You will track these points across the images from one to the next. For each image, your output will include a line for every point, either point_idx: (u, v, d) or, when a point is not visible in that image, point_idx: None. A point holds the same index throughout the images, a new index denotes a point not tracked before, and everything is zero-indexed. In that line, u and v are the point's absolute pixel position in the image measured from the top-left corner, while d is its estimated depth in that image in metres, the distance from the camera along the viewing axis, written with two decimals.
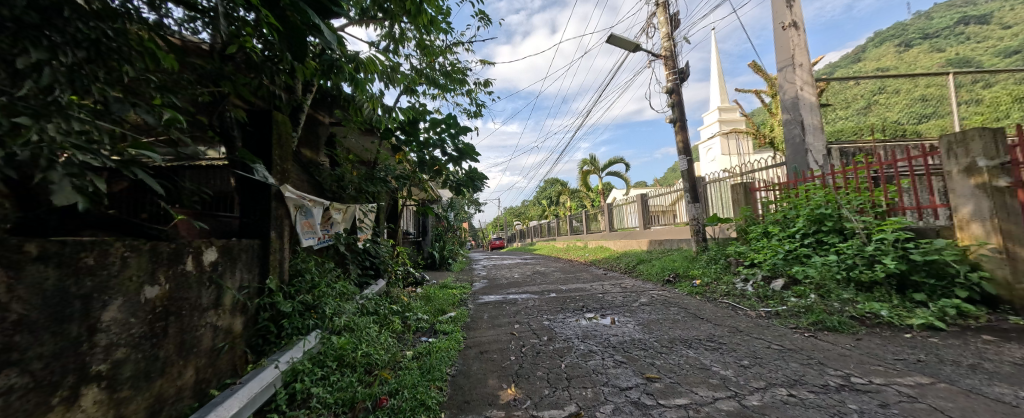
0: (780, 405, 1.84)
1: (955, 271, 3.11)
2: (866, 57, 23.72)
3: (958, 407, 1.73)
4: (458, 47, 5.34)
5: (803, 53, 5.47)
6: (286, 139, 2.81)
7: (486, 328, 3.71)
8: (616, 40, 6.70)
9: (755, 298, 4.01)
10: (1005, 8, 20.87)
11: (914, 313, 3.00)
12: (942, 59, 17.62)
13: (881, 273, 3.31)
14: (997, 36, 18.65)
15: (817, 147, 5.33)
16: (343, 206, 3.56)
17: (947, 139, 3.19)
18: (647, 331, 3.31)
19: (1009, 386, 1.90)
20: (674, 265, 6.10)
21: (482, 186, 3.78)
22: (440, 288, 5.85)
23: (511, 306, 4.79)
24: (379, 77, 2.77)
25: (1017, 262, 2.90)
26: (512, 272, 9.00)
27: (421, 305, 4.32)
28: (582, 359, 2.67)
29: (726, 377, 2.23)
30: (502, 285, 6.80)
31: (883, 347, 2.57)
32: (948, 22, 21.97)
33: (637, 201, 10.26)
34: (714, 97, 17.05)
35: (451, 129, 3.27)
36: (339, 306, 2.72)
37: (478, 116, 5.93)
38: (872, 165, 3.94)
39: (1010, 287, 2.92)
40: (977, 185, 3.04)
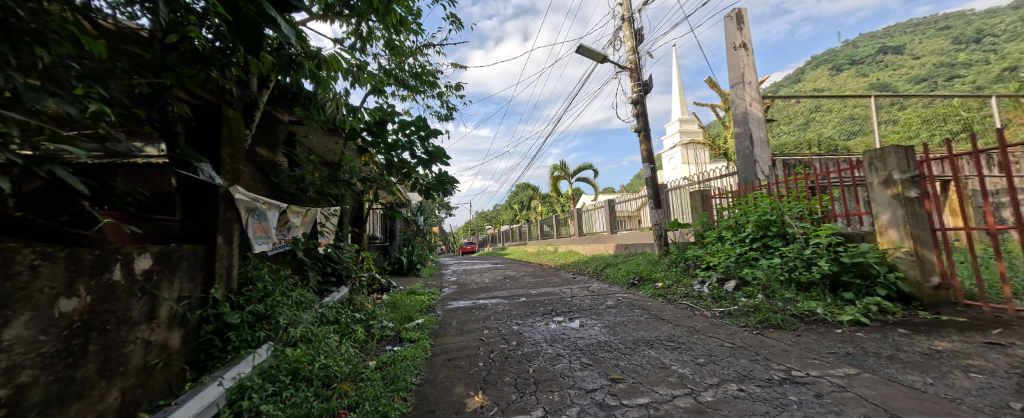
0: (730, 400, 1.96)
1: (877, 272, 3.48)
2: (805, 78, 26.19)
3: (879, 394, 1.93)
4: (429, 49, 5.28)
5: (752, 72, 5.94)
6: (238, 137, 2.62)
7: (455, 334, 3.65)
8: (585, 50, 6.93)
9: (710, 299, 4.26)
10: (916, 42, 23.97)
11: (844, 310, 3.32)
12: (867, 83, 19.85)
13: (816, 275, 3.65)
14: (910, 65, 21.34)
15: (764, 159, 5.79)
16: (302, 209, 3.37)
17: (868, 155, 3.59)
18: (612, 333, 3.41)
19: (920, 374, 2.15)
20: (638, 269, 6.34)
21: (452, 190, 3.73)
22: (407, 294, 5.70)
23: (480, 311, 4.75)
24: (344, 76, 2.67)
25: (924, 263, 3.30)
26: (482, 277, 8.96)
27: (386, 312, 4.18)
28: (549, 362, 2.70)
29: (684, 375, 2.34)
30: (472, 290, 6.74)
31: (818, 342, 2.82)
32: (871, 51, 24.85)
33: (605, 206, 10.57)
34: (675, 109, 18.02)
35: (420, 132, 3.21)
36: (296, 316, 2.56)
37: (449, 119, 5.86)
38: (809, 176, 4.35)
39: (920, 285, 3.31)
40: (893, 195, 3.43)
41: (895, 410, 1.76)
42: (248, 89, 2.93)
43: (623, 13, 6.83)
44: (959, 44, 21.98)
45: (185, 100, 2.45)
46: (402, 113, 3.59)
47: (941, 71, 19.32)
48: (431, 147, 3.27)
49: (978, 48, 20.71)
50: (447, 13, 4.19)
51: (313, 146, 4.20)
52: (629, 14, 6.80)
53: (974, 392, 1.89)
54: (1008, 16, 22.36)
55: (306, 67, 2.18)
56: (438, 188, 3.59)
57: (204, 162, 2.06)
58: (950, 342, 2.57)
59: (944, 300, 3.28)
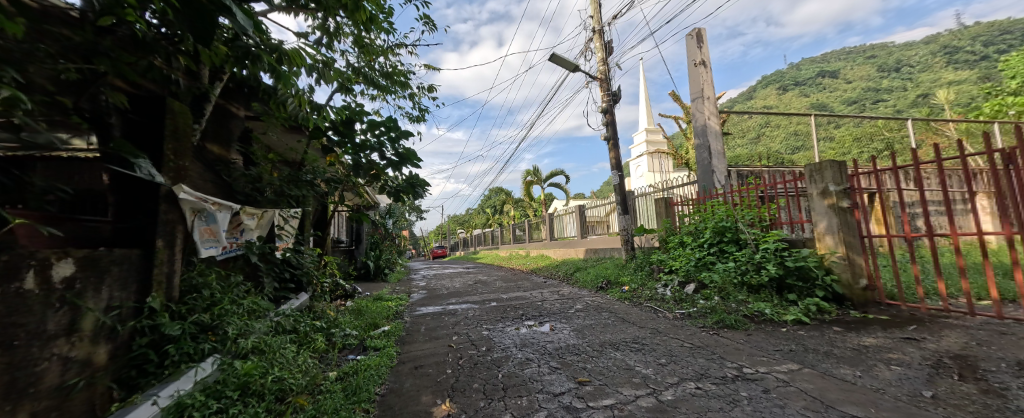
0: (689, 398, 2.05)
1: (816, 275, 3.82)
2: (757, 96, 28.37)
3: (816, 387, 2.11)
4: (400, 49, 5.17)
5: (711, 88, 6.33)
6: (185, 132, 2.42)
7: (424, 341, 3.56)
8: (557, 59, 7.09)
9: (672, 301, 4.46)
10: (849, 68, 26.79)
11: (788, 310, 3.60)
12: (809, 103, 21.84)
13: (765, 278, 3.93)
14: (844, 89, 23.78)
15: (720, 169, 6.17)
16: (257, 211, 3.15)
17: (808, 169, 3.92)
18: (581, 336, 3.48)
19: (851, 367, 2.36)
20: (606, 273, 6.52)
21: (422, 193, 3.62)
22: (373, 300, 5.49)
23: (450, 317, 4.67)
24: (309, 72, 2.54)
25: (854, 267, 3.65)
26: (453, 281, 8.82)
27: (350, 319, 4.00)
28: (519, 367, 2.69)
29: (647, 376, 2.42)
30: (442, 295, 6.61)
31: (767, 340, 3.03)
32: (812, 74, 27.42)
33: (575, 212, 10.79)
34: (641, 119, 18.81)
35: (391, 133, 3.11)
36: (247, 326, 2.38)
37: (421, 121, 5.74)
38: (759, 186, 4.69)
39: (851, 287, 3.66)
40: (830, 205, 3.78)
41: (831, 401, 1.92)
42: (199, 81, 2.72)
43: (594, 25, 7.07)
44: (883, 72, 24.82)
45: (121, 89, 2.23)
46: (371, 114, 3.47)
47: (869, 95, 21.72)
48: (400, 148, 3.17)
49: (898, 77, 23.49)
50: (420, 14, 4.13)
51: (271, 143, 3.95)
52: (600, 27, 7.05)
53: (894, 382, 2.11)
54: (920, 50, 25.63)
55: (264, 60, 2.05)
56: (407, 192, 3.47)
57: (143, 157, 1.88)
58: (875, 338, 2.85)
59: (871, 300, 3.64)
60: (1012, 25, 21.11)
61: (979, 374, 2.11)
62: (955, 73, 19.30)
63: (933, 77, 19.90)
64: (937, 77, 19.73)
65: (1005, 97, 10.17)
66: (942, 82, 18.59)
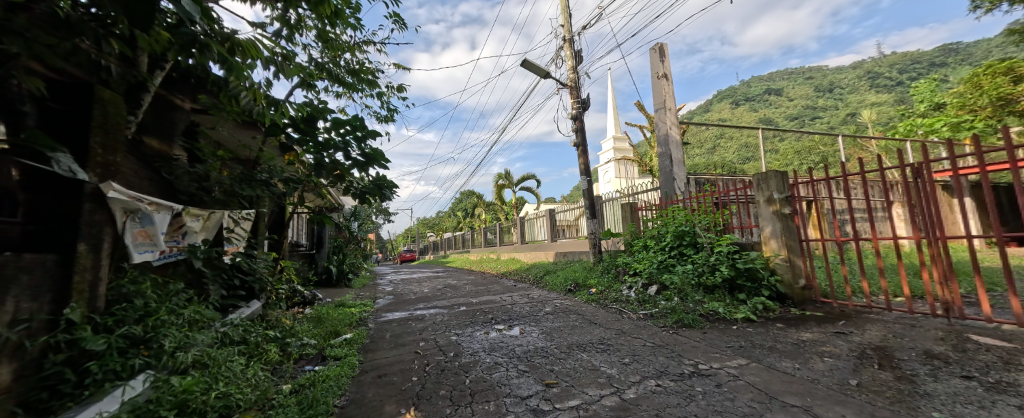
0: (650, 395, 2.13)
1: (763, 276, 4.13)
2: (712, 109, 30.40)
3: (761, 380, 2.28)
4: (368, 46, 5.01)
5: (671, 100, 6.69)
6: (118, 124, 2.19)
7: (388, 348, 3.44)
8: (528, 65, 7.19)
9: (636, 302, 4.65)
10: (791, 87, 29.43)
11: (739, 309, 3.86)
12: (758, 118, 23.74)
13: (718, 279, 4.19)
14: (787, 106, 26.13)
15: (680, 176, 6.51)
16: (203, 212, 2.89)
17: (756, 178, 4.24)
18: (549, 338, 3.51)
19: (791, 360, 2.57)
20: (575, 276, 6.66)
21: (390, 195, 3.48)
22: (335, 307, 5.24)
23: (416, 322, 4.55)
24: (265, 64, 2.38)
25: (794, 268, 3.99)
26: (422, 286, 8.62)
27: (308, 327, 3.78)
28: (487, 372, 2.68)
29: (612, 375, 2.49)
30: (410, 300, 6.44)
31: (720, 338, 3.22)
32: (760, 91, 29.81)
33: (546, 215, 10.95)
34: (609, 127, 19.49)
35: (357, 132, 2.98)
36: (188, 337, 2.17)
37: (389, 122, 5.58)
38: (714, 193, 5.00)
39: (792, 286, 4.00)
40: (774, 211, 4.10)
41: (775, 393, 2.07)
42: (136, 68, 2.46)
43: (564, 34, 7.25)
44: (819, 92, 27.51)
45: (39, 74, 1.99)
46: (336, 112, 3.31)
47: (808, 112, 23.99)
48: (366, 148, 3.04)
49: (832, 97, 26.13)
50: (390, 13, 4.02)
51: (222, 140, 3.66)
52: (570, 36, 7.24)
53: (826, 373, 2.32)
54: (848, 74, 28.76)
55: (214, 49, 1.89)
56: (374, 194, 3.32)
57: (62, 151, 1.69)
58: (811, 333, 3.13)
59: (808, 298, 4.00)
60: (920, 57, 24.26)
61: (894, 362, 2.37)
62: (876, 96, 21.82)
63: (860, 99, 22.37)
64: (862, 99, 22.21)
65: (915, 119, 11.65)
66: (866, 103, 20.94)
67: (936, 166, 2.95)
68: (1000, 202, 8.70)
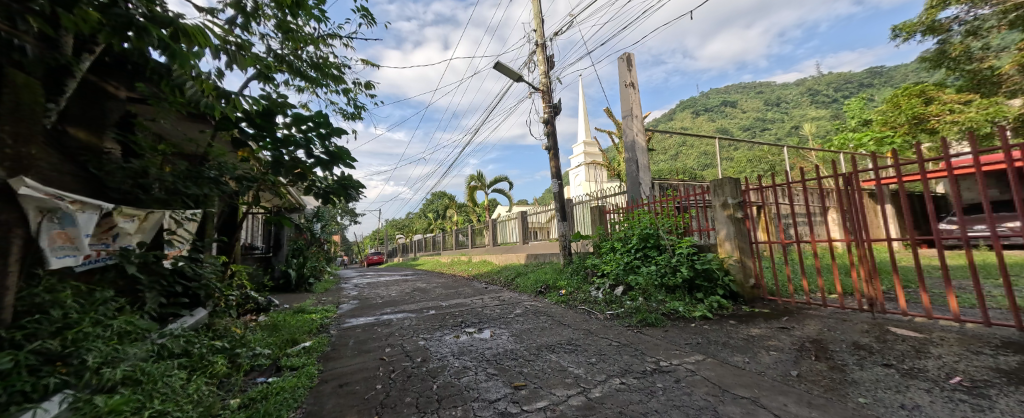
0: (614, 393, 2.19)
1: (718, 276, 4.38)
2: (675, 118, 32.06)
3: (715, 374, 2.42)
4: (333, 40, 4.79)
5: (638, 108, 6.96)
6: (33, 111, 1.93)
7: (351, 356, 3.29)
8: (501, 68, 7.20)
9: (603, 303, 4.78)
10: (745, 100, 31.69)
11: (697, 307, 4.07)
12: (716, 128, 25.35)
13: (679, 279, 4.40)
14: (740, 118, 28.11)
15: (645, 181, 6.78)
16: (140, 211, 2.62)
17: (712, 184, 4.50)
18: (518, 340, 3.52)
19: (742, 355, 2.75)
20: (545, 278, 6.74)
21: (357, 195, 3.25)
22: (293, 313, 4.95)
23: (382, 327, 4.40)
24: (215, 53, 2.20)
25: (745, 268, 4.29)
26: (389, 289, 8.35)
27: (261, 336, 3.54)
28: (455, 376, 2.63)
29: (579, 375, 2.53)
30: (376, 304, 6.22)
31: (680, 335, 3.39)
32: (717, 103, 31.82)
33: (517, 218, 11.00)
34: (579, 131, 19.95)
35: (320, 129, 2.77)
36: (118, 351, 1.95)
37: (355, 119, 5.36)
38: (676, 197, 5.24)
39: (743, 285, 4.30)
40: (728, 215, 4.38)
41: (727, 386, 2.21)
42: (58, 50, 2.20)
43: (537, 39, 7.34)
44: (768, 106, 29.86)
45: None
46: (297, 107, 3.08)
47: (759, 124, 25.98)
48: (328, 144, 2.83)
49: (779, 110, 28.42)
50: (357, 7, 3.88)
51: (164, 133, 3.35)
52: (542, 41, 7.34)
53: (772, 365, 2.51)
54: (793, 90, 31.44)
55: (154, 34, 1.73)
56: (337, 194, 3.10)
57: None
58: (760, 328, 3.37)
59: (757, 296, 4.31)
60: (852, 78, 27.07)
61: (828, 354, 2.60)
62: (816, 111, 24.04)
63: (803, 113, 24.52)
64: (804, 114, 24.38)
65: (848, 133, 12.94)
66: (808, 117, 22.97)
67: (863, 176, 3.29)
68: (914, 208, 9.87)
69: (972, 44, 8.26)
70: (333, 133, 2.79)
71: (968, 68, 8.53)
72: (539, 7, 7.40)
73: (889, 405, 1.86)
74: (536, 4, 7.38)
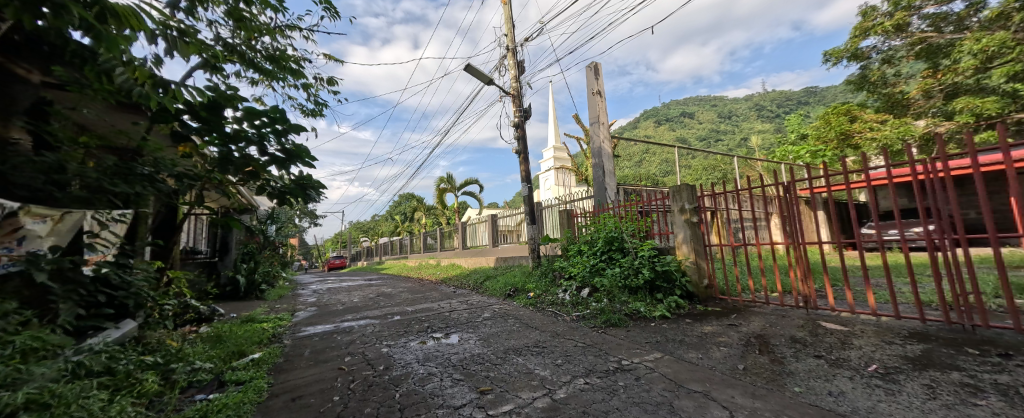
0: (579, 393, 2.24)
1: (677, 277, 4.62)
2: (639, 127, 33.59)
3: (672, 370, 2.54)
4: (292, 32, 4.53)
5: (604, 115, 7.20)
6: None
7: (306, 366, 3.10)
8: (471, 70, 7.17)
9: (570, 305, 4.88)
10: (701, 113, 33.88)
11: (657, 308, 4.27)
12: (676, 137, 26.88)
13: (640, 280, 4.59)
14: (697, 129, 30.05)
15: (611, 186, 7.01)
16: (55, 212, 2.34)
17: (671, 190, 4.75)
18: (485, 344, 3.49)
19: (696, 351, 2.92)
20: (514, 281, 6.77)
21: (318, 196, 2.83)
22: (242, 323, 4.58)
23: (343, 335, 4.19)
24: (151, 38, 1.99)
25: (699, 270, 4.57)
26: (352, 295, 7.98)
27: (202, 349, 3.23)
28: (419, 384, 2.56)
29: (544, 377, 2.56)
30: (336, 311, 5.92)
31: (641, 334, 3.53)
32: (677, 114, 33.77)
33: (487, 221, 10.97)
34: (549, 136, 20.31)
35: (276, 125, 2.35)
36: (21, 372, 1.70)
37: (315, 116, 5.08)
38: (638, 202, 5.47)
39: (698, 285, 4.58)
40: (685, 220, 4.64)
41: (682, 381, 2.33)
42: None
43: (508, 43, 7.41)
44: (721, 119, 32.15)
45: None
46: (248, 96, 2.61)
47: (713, 135, 27.89)
48: (285, 142, 2.42)
49: (731, 123, 30.68)
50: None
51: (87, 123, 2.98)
52: (513, 46, 7.42)
53: (722, 360, 2.68)
54: (742, 104, 34.08)
55: (77, 13, 1.54)
56: (294, 196, 2.69)
57: None
58: (712, 325, 3.60)
59: (711, 296, 4.60)
60: (792, 96, 29.89)
61: (770, 348, 2.82)
62: (763, 125, 26.23)
63: (751, 127, 26.64)
64: (751, 127, 26.54)
65: (789, 146, 14.24)
66: (755, 130, 25.00)
67: (800, 185, 3.62)
68: (842, 215, 11.04)
69: (886, 70, 9.55)
70: (292, 130, 2.40)
71: (883, 92, 9.75)
72: (510, 12, 7.47)
73: (819, 392, 2.04)
74: (507, 10, 7.44)
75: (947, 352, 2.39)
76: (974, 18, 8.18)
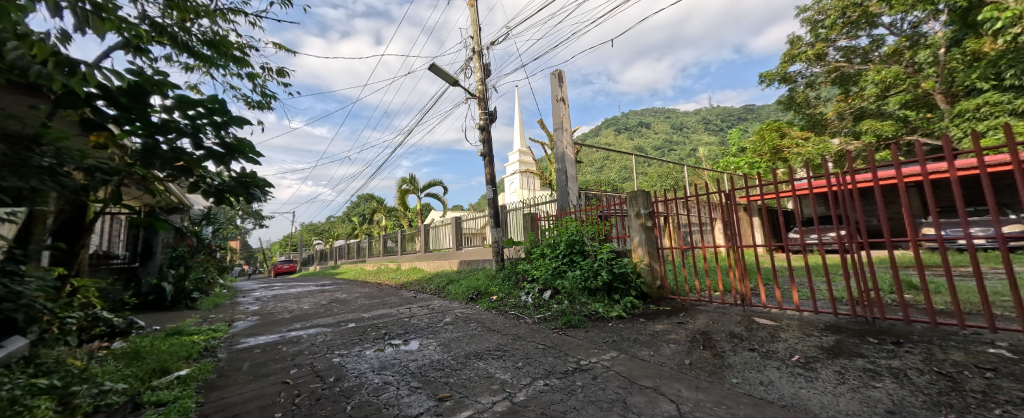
0: (538, 395, 2.26)
1: (632, 278, 4.84)
2: (600, 134, 34.98)
3: (626, 367, 2.66)
4: (236, 16, 4.15)
5: (568, 122, 7.40)
6: None
7: (244, 382, 2.84)
8: (436, 70, 7.04)
9: (533, 307, 4.94)
10: (656, 124, 35.98)
11: (614, 308, 4.44)
12: (633, 146, 28.32)
13: (599, 282, 4.75)
14: (652, 138, 31.91)
15: (573, 190, 7.18)
16: None
17: (628, 195, 4.99)
18: (446, 350, 3.42)
19: (648, 348, 3.07)
20: (477, 284, 6.72)
21: (270, 197, 2.29)
22: (167, 336, 4.10)
23: (289, 346, 3.90)
24: (52, 10, 1.67)
25: (653, 271, 4.82)
26: (302, 302, 7.46)
27: (114, 368, 2.84)
28: (373, 394, 2.44)
29: (504, 381, 2.55)
30: (284, 319, 5.50)
31: (599, 334, 3.65)
32: (635, 124, 35.61)
33: (451, 223, 10.80)
34: (514, 140, 20.46)
35: (215, 117, 1.72)
36: None
37: (262, 108, 4.69)
38: (598, 206, 5.65)
39: (652, 286, 4.83)
40: (641, 224, 4.89)
41: (635, 378, 2.44)
42: None
43: (474, 45, 7.38)
44: (674, 129, 34.39)
45: None
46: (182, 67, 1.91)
47: (667, 145, 29.78)
48: (226, 135, 1.82)
49: (682, 134, 32.89)
50: None
51: None
52: (479, 49, 7.41)
53: (671, 356, 2.84)
54: (692, 117, 36.72)
55: None
56: (235, 196, 2.14)
57: None
58: (663, 324, 3.81)
59: (663, 296, 4.87)
60: (733, 112, 32.80)
61: (712, 343, 3.04)
62: (709, 137, 28.43)
63: (699, 139, 28.77)
64: (699, 139, 28.72)
65: (732, 157, 15.56)
66: (703, 142, 27.01)
67: (739, 193, 3.96)
68: (774, 221, 12.27)
69: (809, 93, 10.80)
70: (238, 123, 1.78)
71: (807, 112, 10.99)
72: (476, 15, 7.46)
73: (752, 382, 2.23)
74: (473, 12, 7.43)
75: (853, 341, 2.73)
76: (876, 52, 9.44)
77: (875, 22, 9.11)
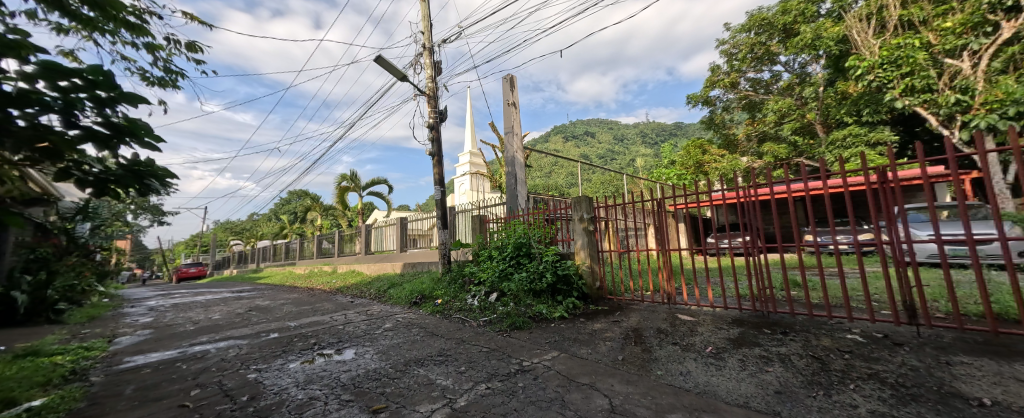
0: (479, 400, 2.24)
1: (575, 280, 5.06)
2: (548, 141, 36.16)
3: (564, 366, 2.76)
4: None
5: (518, 127, 7.50)
6: None
7: (126, 409, 2.41)
8: (383, 63, 6.73)
9: (478, 310, 4.92)
10: (599, 134, 38.20)
11: (557, 309, 4.60)
12: (578, 154, 29.78)
13: (544, 284, 4.88)
14: (595, 147, 33.82)
15: (522, 194, 7.29)
16: None
17: (573, 200, 5.22)
18: (384, 358, 3.25)
19: (586, 347, 3.23)
20: (421, 288, 6.50)
21: (169, 190, 1.96)
22: (16, 358, 3.32)
23: (194, 362, 3.42)
24: None
25: (593, 273, 5.08)
26: (214, 311, 6.56)
27: None
28: (295, 412, 2.23)
29: (446, 387, 2.50)
30: (189, 331, 4.79)
31: (541, 335, 3.75)
32: (580, 133, 37.47)
33: (395, 224, 10.34)
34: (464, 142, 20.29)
35: (99, 91, 1.43)
36: None
37: (167, 87, 4.05)
38: (544, 210, 5.82)
39: (592, 287, 5.09)
40: (584, 228, 5.13)
41: (573, 376, 2.55)
42: None
43: (424, 42, 7.18)
44: (615, 140, 36.81)
45: None
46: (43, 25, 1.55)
47: (609, 155, 31.78)
48: (112, 114, 1.53)
49: (622, 145, 35.34)
50: None
51: None
52: (430, 45, 7.23)
53: (606, 353, 3.03)
54: (631, 130, 39.64)
55: None
56: (122, 187, 1.78)
57: None
58: (600, 323, 4.04)
59: (602, 296, 5.15)
60: (666, 127, 36.19)
61: (642, 339, 3.29)
62: (645, 150, 30.95)
63: (637, 151, 31.13)
64: (637, 151, 31.15)
65: (664, 168, 17.09)
66: (640, 154, 29.33)
67: (669, 201, 4.35)
68: (696, 227, 13.71)
69: (725, 116, 12.30)
70: (131, 100, 1.51)
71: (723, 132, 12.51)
72: (427, 10, 7.27)
73: (673, 374, 2.47)
74: (424, 7, 7.23)
75: (753, 333, 3.15)
76: (775, 85, 11.07)
77: (775, 60, 10.70)
